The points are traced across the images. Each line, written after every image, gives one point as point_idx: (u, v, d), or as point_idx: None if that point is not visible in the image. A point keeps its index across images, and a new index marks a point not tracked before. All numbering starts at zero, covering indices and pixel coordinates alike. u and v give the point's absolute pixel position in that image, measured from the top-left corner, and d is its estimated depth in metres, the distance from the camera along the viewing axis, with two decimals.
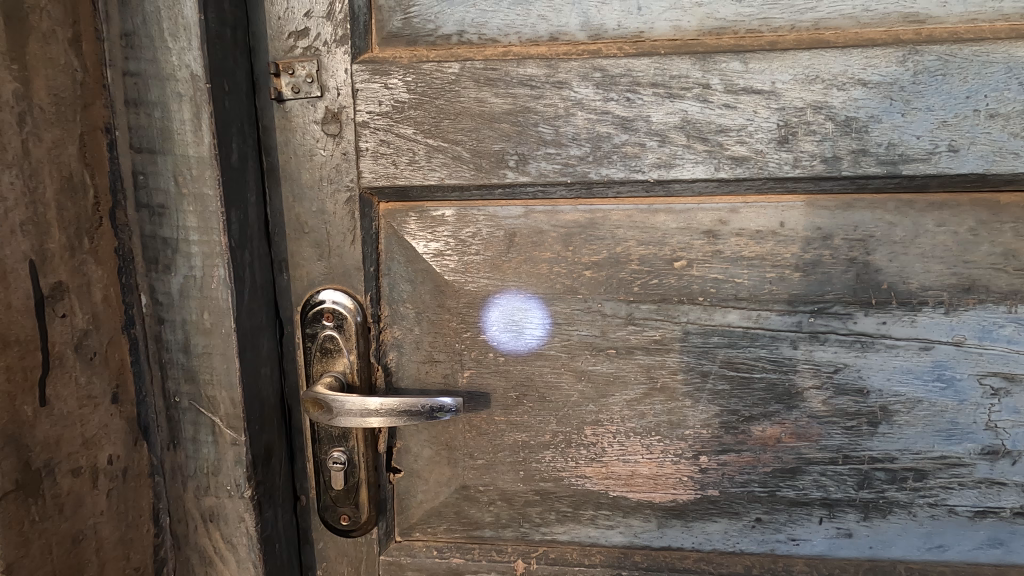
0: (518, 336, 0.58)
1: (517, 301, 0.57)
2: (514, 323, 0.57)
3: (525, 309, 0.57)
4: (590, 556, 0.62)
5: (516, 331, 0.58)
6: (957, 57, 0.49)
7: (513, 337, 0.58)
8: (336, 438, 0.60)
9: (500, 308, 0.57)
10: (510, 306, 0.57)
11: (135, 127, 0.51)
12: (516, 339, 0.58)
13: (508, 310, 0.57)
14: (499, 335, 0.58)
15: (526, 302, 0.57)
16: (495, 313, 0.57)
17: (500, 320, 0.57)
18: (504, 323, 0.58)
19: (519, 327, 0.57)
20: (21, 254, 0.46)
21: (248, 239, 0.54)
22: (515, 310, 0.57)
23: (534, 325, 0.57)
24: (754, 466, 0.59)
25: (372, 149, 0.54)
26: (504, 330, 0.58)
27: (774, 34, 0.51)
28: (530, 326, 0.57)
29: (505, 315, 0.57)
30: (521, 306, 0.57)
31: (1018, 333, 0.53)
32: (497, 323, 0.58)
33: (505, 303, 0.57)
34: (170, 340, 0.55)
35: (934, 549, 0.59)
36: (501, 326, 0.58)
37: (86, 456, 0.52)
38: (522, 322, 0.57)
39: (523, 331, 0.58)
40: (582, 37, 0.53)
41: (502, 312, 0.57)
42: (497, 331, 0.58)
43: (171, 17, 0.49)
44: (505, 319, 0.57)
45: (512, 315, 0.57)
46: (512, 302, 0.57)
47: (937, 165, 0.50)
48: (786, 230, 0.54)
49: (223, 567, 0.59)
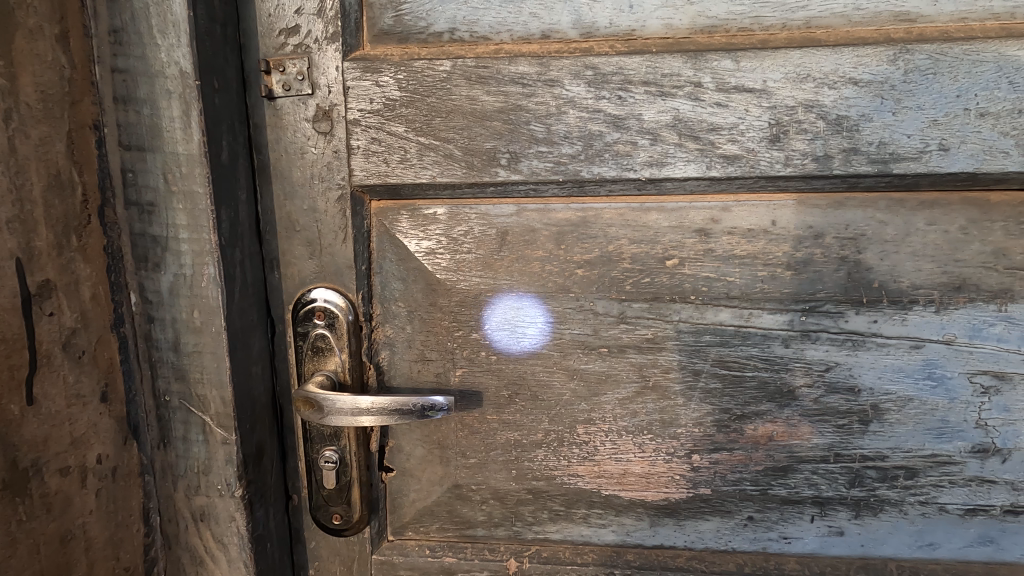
0: (514, 336, 0.58)
1: (512, 300, 0.57)
2: (510, 323, 0.57)
3: (521, 308, 0.57)
4: (583, 555, 0.62)
5: (513, 331, 0.58)
6: (947, 56, 0.49)
7: (509, 337, 0.58)
8: (329, 437, 0.60)
9: (495, 308, 0.57)
10: (505, 306, 0.57)
11: (123, 124, 0.51)
12: (512, 339, 0.58)
13: (503, 310, 0.57)
14: (495, 335, 0.58)
15: (522, 301, 0.57)
16: (491, 313, 0.57)
17: (496, 319, 0.57)
18: (500, 323, 0.57)
19: (515, 327, 0.57)
20: (8, 251, 0.46)
21: (239, 237, 0.54)
22: (511, 310, 0.57)
23: (531, 325, 0.57)
24: (746, 464, 0.59)
25: (363, 147, 0.54)
26: (500, 330, 0.58)
27: (766, 33, 0.51)
28: (526, 326, 0.57)
29: (500, 314, 0.57)
30: (516, 305, 0.57)
31: (1008, 332, 0.53)
32: (493, 323, 0.57)
33: (500, 302, 0.57)
34: (160, 339, 0.55)
35: (924, 547, 0.59)
36: (497, 325, 0.57)
37: (74, 456, 0.52)
38: (518, 321, 0.57)
39: (519, 330, 0.57)
40: (574, 35, 0.53)
41: (498, 311, 0.57)
42: (494, 331, 0.58)
43: (159, 14, 0.49)
44: (501, 319, 0.57)
45: (508, 315, 0.57)
46: (508, 302, 0.57)
47: (927, 164, 0.50)
48: (778, 229, 0.54)
49: (214, 567, 0.59)
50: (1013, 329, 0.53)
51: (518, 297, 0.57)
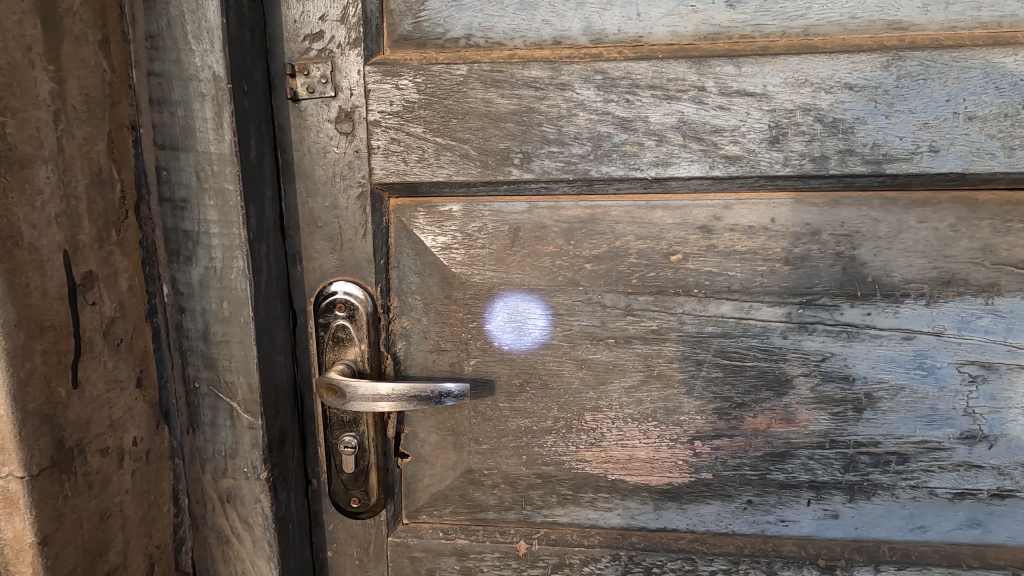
0: (518, 331, 0.61)
1: (516, 295, 0.60)
2: (515, 318, 0.60)
3: (524, 303, 0.60)
4: (589, 537, 0.65)
5: (517, 326, 0.60)
6: (937, 62, 0.52)
7: (513, 330, 0.61)
8: (348, 424, 0.62)
9: (500, 302, 0.60)
10: (510, 300, 0.60)
11: (159, 125, 0.54)
12: (516, 335, 0.61)
13: (508, 304, 0.60)
14: (500, 330, 0.61)
15: (525, 295, 0.60)
16: (496, 308, 0.60)
17: (501, 314, 0.60)
18: (505, 319, 0.60)
19: (520, 323, 0.60)
20: (56, 244, 0.48)
21: (265, 232, 0.57)
22: (516, 305, 0.60)
23: (533, 321, 0.60)
24: (746, 450, 0.62)
25: (383, 147, 0.57)
26: (505, 325, 0.60)
27: (766, 40, 0.54)
28: (529, 321, 0.60)
29: (505, 309, 0.60)
30: (520, 299, 0.60)
31: (995, 324, 0.56)
32: (498, 319, 0.60)
33: (506, 296, 0.60)
34: (190, 328, 0.58)
35: (915, 530, 0.62)
36: (502, 321, 0.60)
37: (113, 438, 0.53)
38: (522, 318, 0.60)
39: (523, 326, 0.60)
40: (584, 41, 0.56)
41: (503, 306, 0.60)
42: (498, 327, 0.61)
43: (194, 21, 0.51)
44: (505, 313, 0.60)
45: (514, 310, 0.60)
46: (513, 296, 0.60)
47: (918, 164, 0.53)
48: (777, 226, 0.57)
49: (239, 547, 0.62)
50: (999, 322, 0.56)
51: (522, 293, 0.60)
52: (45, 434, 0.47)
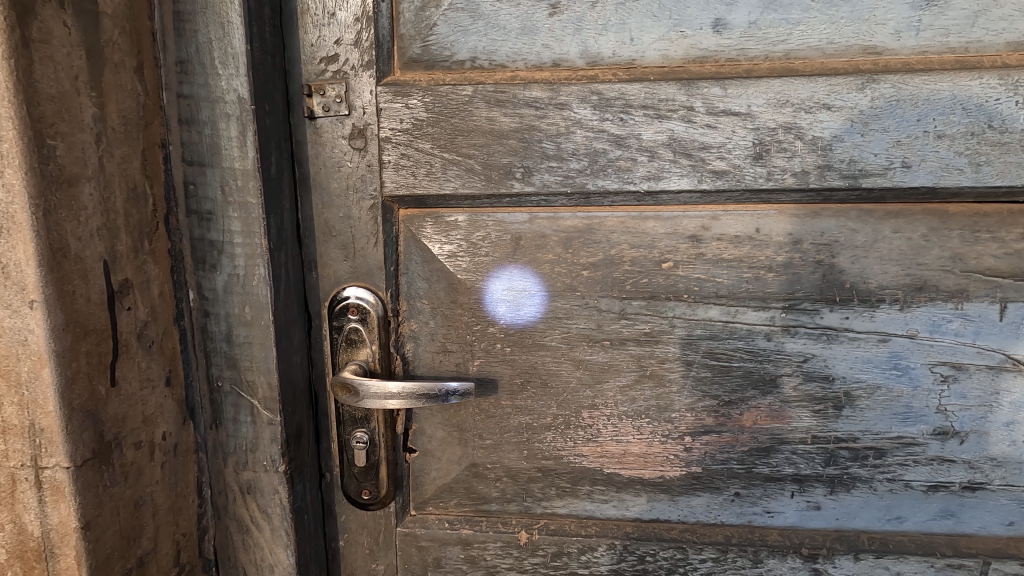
0: (511, 311, 0.64)
1: (520, 275, 0.63)
2: (513, 298, 0.64)
3: (528, 285, 0.63)
4: (587, 527, 0.69)
5: (510, 304, 0.64)
6: (908, 85, 0.56)
7: (513, 314, 0.64)
8: (360, 420, 0.67)
9: (503, 277, 0.63)
10: (512, 281, 0.63)
11: (187, 142, 0.59)
12: (512, 314, 0.64)
13: (510, 282, 0.63)
14: (499, 310, 0.64)
15: (530, 279, 0.63)
16: (497, 282, 0.63)
17: (501, 290, 0.64)
18: (505, 295, 0.64)
19: (516, 304, 0.64)
20: (98, 253, 0.52)
21: (284, 241, 0.61)
22: (518, 289, 0.64)
23: (527, 309, 0.64)
24: (732, 445, 0.66)
25: (394, 162, 0.61)
26: (504, 305, 0.64)
27: (750, 63, 0.58)
28: (526, 306, 0.64)
29: (506, 286, 0.64)
30: (523, 280, 0.63)
31: (964, 327, 0.60)
32: (498, 299, 0.64)
33: (509, 273, 0.63)
34: (214, 330, 0.62)
35: (893, 520, 0.66)
36: (501, 300, 0.64)
37: (146, 432, 0.58)
38: (520, 300, 0.64)
39: (516, 307, 0.64)
40: (581, 64, 0.60)
41: (504, 282, 0.63)
42: (498, 308, 0.64)
43: (221, 48, 0.56)
44: (505, 298, 0.64)
45: (514, 294, 0.64)
46: (514, 280, 0.63)
47: (892, 179, 0.57)
48: (761, 235, 0.61)
49: (259, 535, 0.66)
50: (969, 325, 0.60)
51: (527, 273, 0.63)
52: (87, 427, 0.52)
